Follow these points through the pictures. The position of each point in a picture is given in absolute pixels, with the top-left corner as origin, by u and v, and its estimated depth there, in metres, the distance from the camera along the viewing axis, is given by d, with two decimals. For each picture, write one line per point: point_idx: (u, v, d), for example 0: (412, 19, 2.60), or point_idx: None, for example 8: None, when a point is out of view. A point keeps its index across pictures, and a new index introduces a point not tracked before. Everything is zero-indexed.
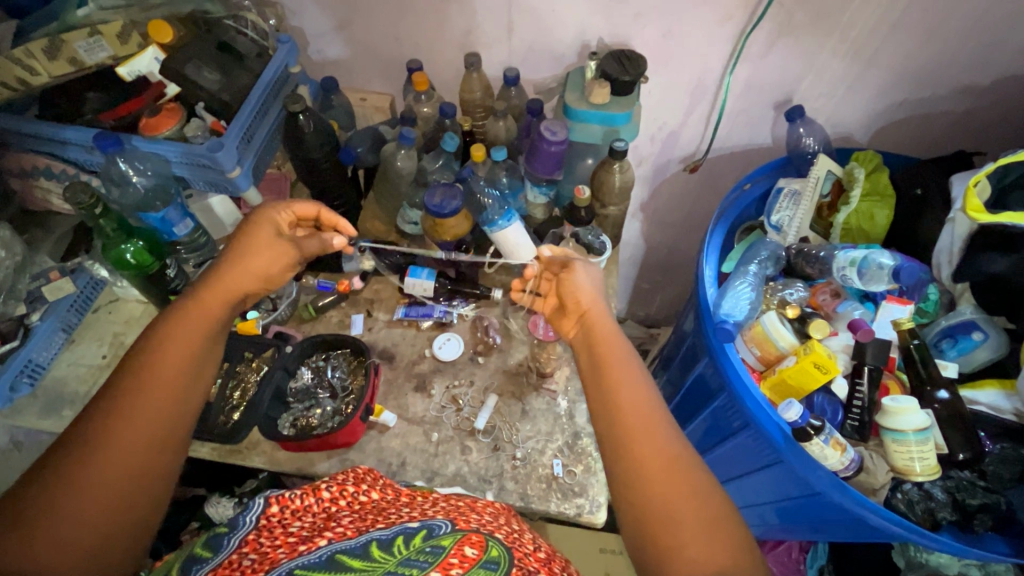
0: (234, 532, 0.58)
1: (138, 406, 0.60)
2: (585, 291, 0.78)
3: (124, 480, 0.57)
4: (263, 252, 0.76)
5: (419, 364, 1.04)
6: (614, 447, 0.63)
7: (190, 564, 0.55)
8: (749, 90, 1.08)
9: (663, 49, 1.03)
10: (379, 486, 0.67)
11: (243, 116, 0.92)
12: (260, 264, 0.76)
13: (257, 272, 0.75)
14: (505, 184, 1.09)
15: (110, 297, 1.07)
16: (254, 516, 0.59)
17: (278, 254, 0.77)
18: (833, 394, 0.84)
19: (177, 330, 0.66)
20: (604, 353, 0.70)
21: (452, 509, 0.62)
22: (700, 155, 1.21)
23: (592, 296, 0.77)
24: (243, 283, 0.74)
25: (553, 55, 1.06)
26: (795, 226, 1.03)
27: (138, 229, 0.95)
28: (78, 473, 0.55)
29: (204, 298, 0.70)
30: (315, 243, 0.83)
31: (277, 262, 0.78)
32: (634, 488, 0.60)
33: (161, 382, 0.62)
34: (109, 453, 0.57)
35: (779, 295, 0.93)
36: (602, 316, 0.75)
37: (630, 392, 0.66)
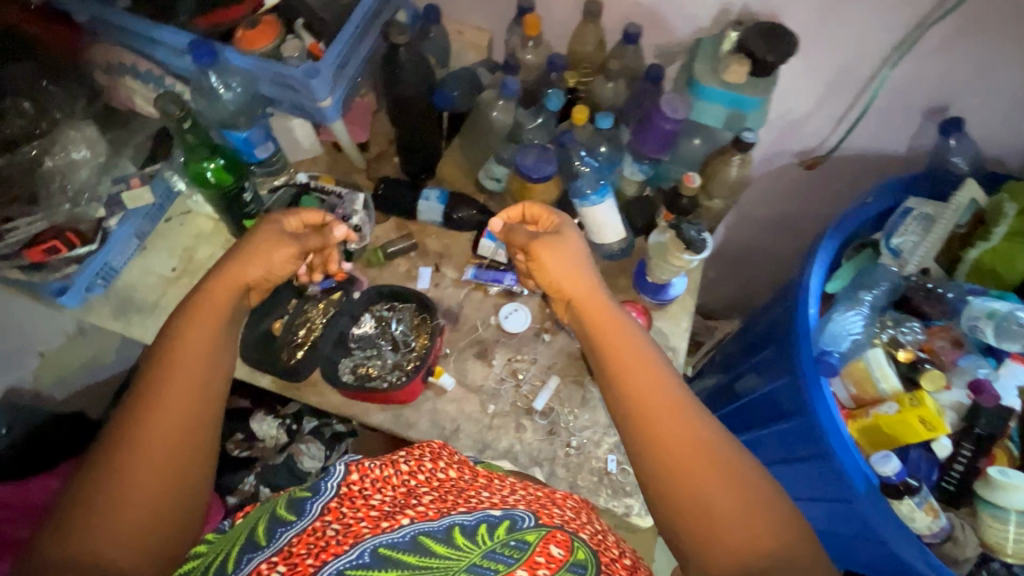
0: (315, 496, 0.57)
1: (162, 392, 0.57)
2: (569, 259, 0.73)
3: (157, 474, 0.54)
4: (262, 245, 0.69)
5: (482, 331, 1.00)
6: (645, 441, 0.60)
7: (274, 524, 0.55)
8: (903, 89, 0.94)
9: (816, 27, 0.90)
10: (456, 463, 0.66)
11: (342, 41, 0.84)
12: (262, 258, 0.68)
13: (263, 261, 0.68)
14: (603, 155, 1.00)
15: (183, 209, 1.06)
16: (335, 482, 0.59)
17: (275, 246, 0.70)
18: (931, 452, 0.76)
19: (194, 320, 0.62)
20: (612, 341, 0.67)
21: (534, 499, 0.60)
22: (821, 152, 1.08)
23: (578, 269, 0.73)
24: (248, 268, 0.67)
25: (685, 16, 0.93)
26: (918, 256, 0.93)
27: (222, 146, 0.91)
28: (116, 463, 0.54)
29: (222, 273, 0.66)
30: (316, 239, 0.74)
31: (279, 257, 0.70)
32: (677, 477, 0.58)
33: (179, 366, 0.59)
34: (141, 437, 0.55)
35: (891, 334, 0.83)
36: (592, 296, 0.71)
37: (642, 375, 0.63)
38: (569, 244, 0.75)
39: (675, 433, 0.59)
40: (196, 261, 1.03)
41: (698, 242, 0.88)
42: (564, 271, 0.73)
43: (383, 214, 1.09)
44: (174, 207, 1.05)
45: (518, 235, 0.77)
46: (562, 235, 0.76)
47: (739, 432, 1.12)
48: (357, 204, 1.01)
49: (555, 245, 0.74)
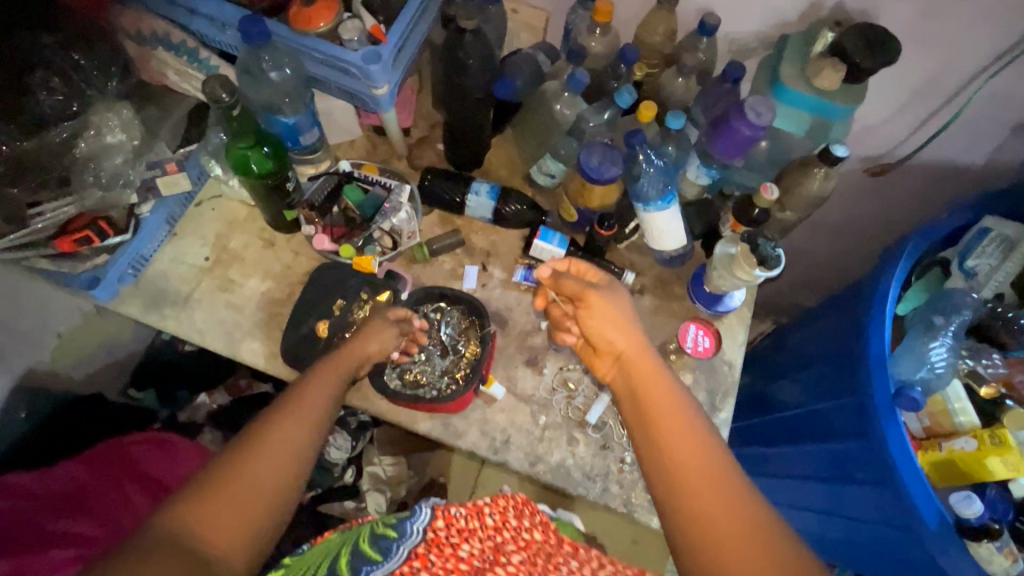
0: (401, 539, 0.62)
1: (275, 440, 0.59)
2: (617, 318, 0.69)
3: (244, 513, 0.54)
4: (370, 327, 0.79)
5: (532, 337, 0.96)
6: (681, 513, 0.57)
7: (362, 561, 0.61)
8: (995, 102, 0.88)
9: (913, 31, 0.83)
10: (539, 524, 0.71)
11: (404, 23, 0.77)
12: (376, 341, 0.79)
13: (377, 344, 0.79)
14: (671, 156, 0.93)
15: (213, 193, 0.99)
16: (421, 526, 0.64)
17: (381, 331, 0.80)
18: (1006, 491, 0.74)
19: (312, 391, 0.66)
20: (656, 408, 0.63)
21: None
22: (892, 160, 1.03)
23: (631, 337, 0.68)
24: (369, 344, 0.78)
25: (771, 9, 0.86)
26: (995, 281, 0.90)
27: (264, 132, 0.82)
28: (241, 465, 0.56)
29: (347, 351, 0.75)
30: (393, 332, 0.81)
31: (389, 336, 0.81)
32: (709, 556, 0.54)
33: (306, 402, 0.65)
34: (268, 449, 0.59)
35: (969, 365, 0.80)
36: (644, 356, 0.67)
37: (693, 453, 0.59)
38: (616, 298, 0.71)
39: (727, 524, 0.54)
40: (229, 250, 0.96)
41: (772, 260, 0.85)
42: (617, 329, 0.69)
43: (428, 207, 1.02)
44: (204, 190, 0.99)
45: (568, 282, 0.72)
46: (614, 289, 0.72)
47: (779, 441, 1.10)
48: (405, 195, 0.94)
49: (606, 300, 0.70)
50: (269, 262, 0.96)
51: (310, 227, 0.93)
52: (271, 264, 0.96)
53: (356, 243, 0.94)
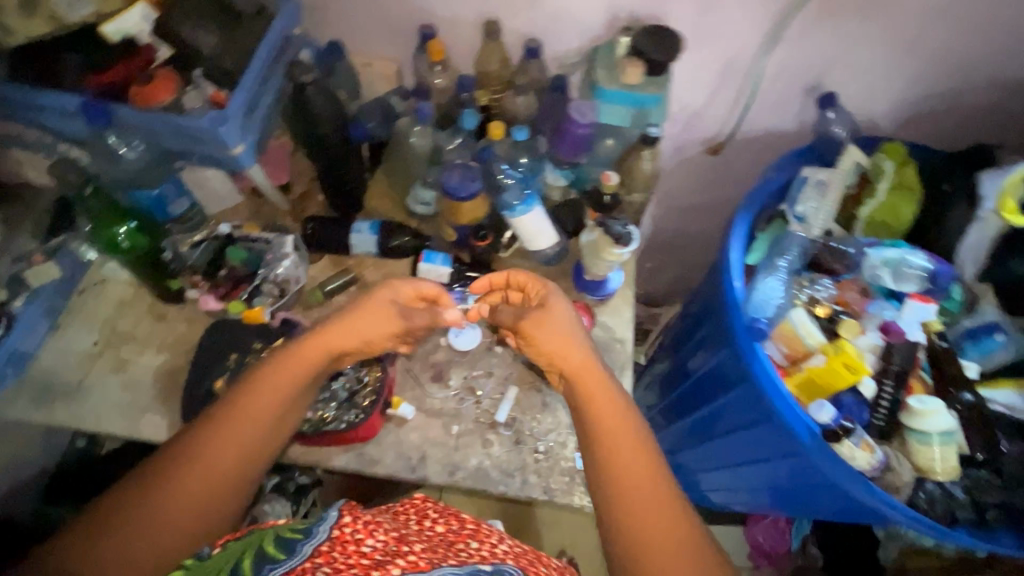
0: (307, 538, 0.63)
1: (224, 443, 0.70)
2: (557, 332, 0.78)
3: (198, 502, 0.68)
4: (360, 319, 0.77)
5: (435, 354, 1.00)
6: (606, 477, 0.71)
7: (262, 562, 0.61)
8: (779, 74, 1.04)
9: (696, 27, 0.98)
10: (441, 517, 0.72)
11: (246, 84, 0.82)
12: (362, 328, 0.77)
13: (357, 334, 0.77)
14: (525, 165, 1.04)
15: (97, 278, 1.00)
16: (326, 528, 0.64)
17: (376, 320, 0.78)
18: (859, 395, 0.82)
19: (264, 392, 0.72)
20: (594, 400, 0.75)
21: (522, 554, 0.68)
22: (722, 137, 1.17)
23: (572, 344, 0.77)
24: (339, 342, 0.76)
25: (580, 27, 0.99)
26: (820, 219, 1.02)
27: (130, 209, 0.92)
28: (176, 475, 0.68)
29: (300, 351, 0.75)
30: (423, 316, 0.81)
31: (373, 328, 0.78)
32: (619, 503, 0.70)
33: (243, 414, 0.72)
34: (201, 464, 0.69)
35: (808, 292, 0.90)
36: (588, 368, 0.76)
37: (627, 448, 0.72)
38: (558, 321, 0.79)
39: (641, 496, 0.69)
40: (120, 331, 0.97)
41: (625, 236, 0.93)
42: (560, 345, 0.77)
43: (316, 253, 1.06)
44: (86, 278, 0.99)
45: (506, 314, 0.83)
46: (549, 309, 0.80)
47: (693, 407, 1.19)
48: (287, 246, 0.98)
49: (558, 320, 0.78)
50: (161, 334, 0.97)
51: (196, 291, 0.96)
52: (164, 335, 0.97)
53: (244, 297, 0.96)
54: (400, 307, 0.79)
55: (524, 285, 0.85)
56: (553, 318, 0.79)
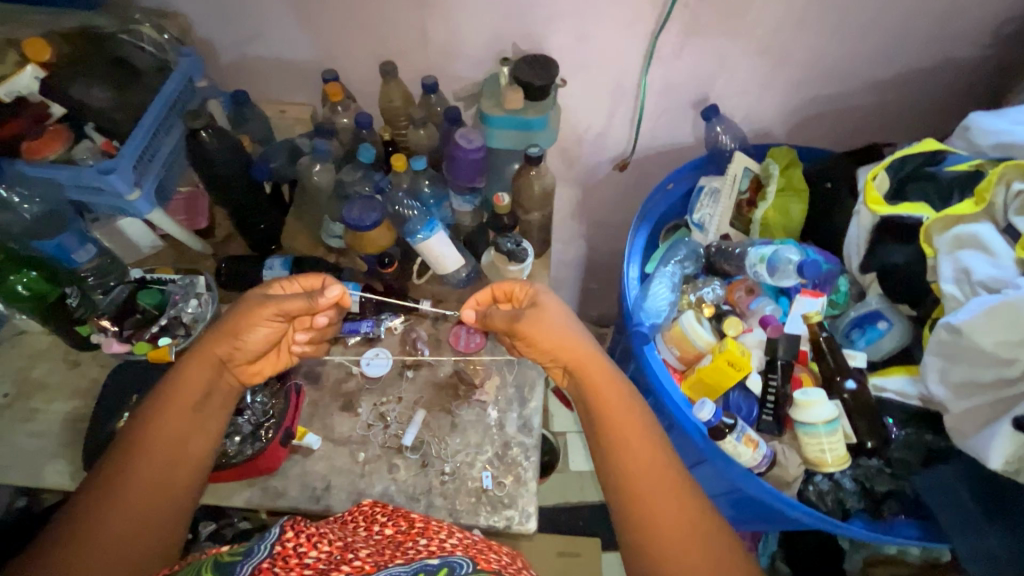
0: (247, 559, 0.60)
1: (131, 478, 0.66)
2: (553, 330, 0.72)
3: (123, 540, 0.63)
4: (245, 320, 0.75)
5: (346, 382, 1.01)
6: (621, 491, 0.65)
7: None
8: (666, 90, 1.08)
9: (577, 53, 1.03)
10: (391, 521, 0.71)
11: (139, 135, 0.88)
12: (245, 328, 0.76)
13: (235, 334, 0.75)
14: (428, 194, 1.08)
15: (14, 330, 1.02)
16: (269, 544, 0.62)
17: (261, 320, 0.76)
18: (748, 391, 0.84)
19: (161, 419, 0.70)
20: (604, 401, 0.69)
21: (471, 545, 0.65)
22: (628, 154, 1.21)
23: (570, 339, 0.72)
24: (214, 347, 0.75)
25: (470, 62, 1.05)
26: (715, 224, 1.05)
27: (31, 259, 0.91)
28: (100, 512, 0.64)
29: (184, 372, 0.73)
30: (300, 297, 0.76)
31: (255, 319, 0.75)
32: (641, 518, 0.63)
33: (149, 439, 0.68)
34: (120, 497, 0.65)
35: (696, 294, 0.93)
36: (594, 360, 0.71)
37: (636, 454, 0.66)
38: (554, 320, 0.73)
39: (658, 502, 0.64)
40: (32, 380, 0.98)
41: (517, 252, 0.96)
42: (559, 346, 0.72)
43: (232, 292, 1.09)
44: (3, 331, 1.01)
45: (496, 316, 0.76)
46: (541, 308, 0.75)
47: None
48: (201, 286, 1.00)
49: (540, 316, 0.73)
50: (73, 381, 0.98)
51: (101, 335, 0.95)
52: (76, 381, 0.98)
53: (149, 336, 0.96)
54: (279, 298, 0.76)
55: (511, 294, 0.81)
56: (551, 317, 0.73)
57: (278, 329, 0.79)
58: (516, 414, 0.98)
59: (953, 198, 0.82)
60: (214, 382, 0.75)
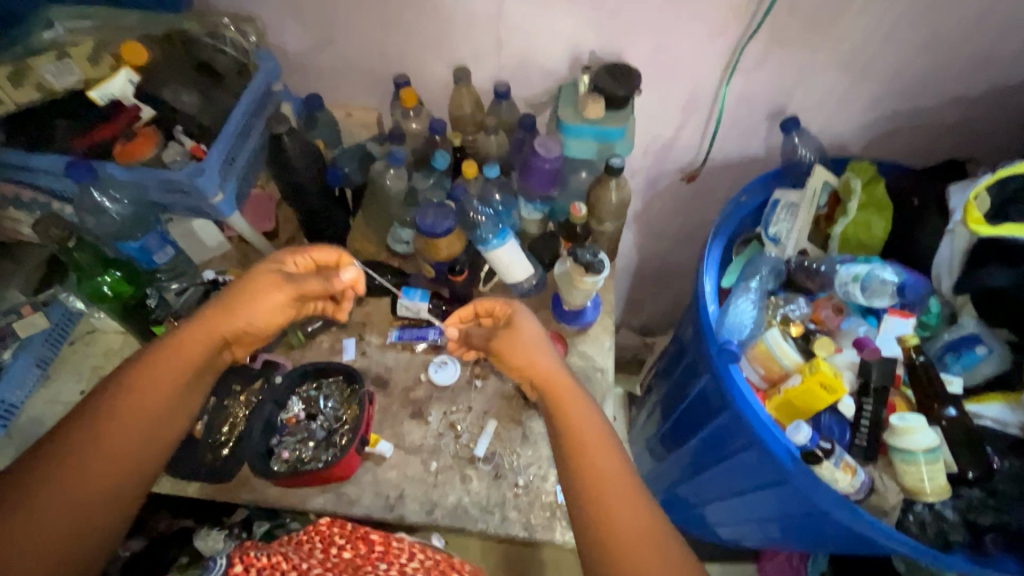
0: None
1: (111, 428, 0.65)
2: (528, 353, 0.74)
3: (63, 525, 0.61)
4: (257, 298, 0.76)
5: (415, 390, 1.00)
6: (581, 490, 0.64)
7: None
8: (742, 102, 1.06)
9: (656, 63, 1.01)
10: (350, 541, 0.76)
11: (224, 138, 0.87)
12: (256, 307, 0.76)
13: (251, 315, 0.76)
14: (498, 202, 1.06)
15: (87, 328, 1.03)
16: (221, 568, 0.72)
17: (269, 300, 0.77)
18: (839, 414, 0.82)
19: (155, 376, 0.69)
20: (564, 417, 0.69)
21: (432, 565, 0.75)
22: (696, 164, 1.19)
23: (540, 364, 0.73)
24: (224, 323, 0.75)
25: (544, 69, 1.04)
26: (793, 239, 1.02)
27: (115, 259, 0.94)
28: (81, 451, 0.63)
29: (178, 345, 0.71)
30: (316, 279, 0.80)
31: (267, 298, 0.76)
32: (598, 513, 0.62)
33: (144, 388, 0.68)
34: (101, 443, 0.64)
35: (782, 312, 0.91)
36: (560, 380, 0.72)
37: (603, 458, 0.66)
38: (530, 334, 0.76)
39: (632, 515, 0.62)
40: None
41: (595, 263, 0.94)
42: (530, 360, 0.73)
43: None
44: (77, 328, 1.02)
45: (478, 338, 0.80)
46: (516, 327, 0.77)
47: (682, 436, 1.17)
48: None
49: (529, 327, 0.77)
50: None
51: None
52: None
53: None
54: (296, 280, 0.78)
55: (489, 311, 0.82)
56: (525, 340, 0.75)
57: (289, 311, 0.80)
58: None
59: None
60: (214, 356, 0.75)
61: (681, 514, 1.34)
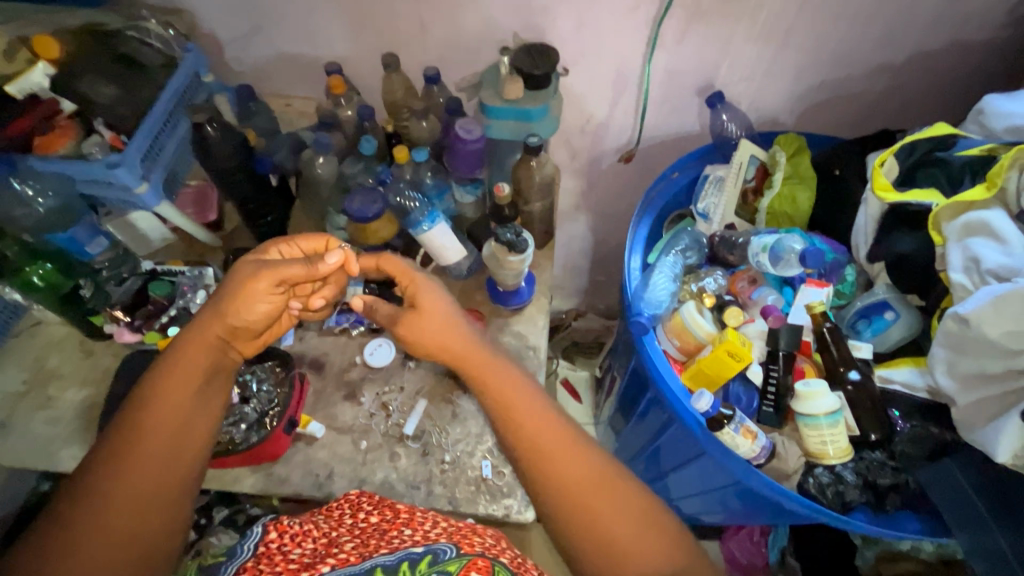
0: (233, 559, 0.69)
1: (140, 447, 0.65)
2: (421, 317, 0.76)
3: (128, 536, 0.62)
4: (241, 295, 0.72)
5: (349, 372, 1.02)
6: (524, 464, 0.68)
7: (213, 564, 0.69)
8: (670, 77, 1.06)
9: (579, 41, 1.02)
10: (379, 507, 0.72)
11: (145, 129, 0.89)
12: (240, 303, 0.72)
13: (234, 311, 0.72)
14: (430, 185, 1.08)
15: (31, 321, 1.06)
16: (253, 544, 0.70)
17: (259, 294, 0.73)
18: (749, 381, 0.83)
19: (165, 396, 0.67)
20: (489, 388, 0.72)
21: (455, 531, 0.67)
22: (633, 145, 1.19)
23: (447, 328, 0.75)
24: (211, 324, 0.71)
25: (470, 51, 1.05)
26: (720, 214, 1.03)
27: (43, 251, 0.96)
28: (118, 473, 0.63)
29: (184, 360, 0.70)
30: (298, 265, 0.74)
31: (251, 293, 0.72)
32: (548, 484, 0.66)
33: (164, 406, 0.67)
34: (134, 464, 0.64)
35: (697, 285, 0.92)
36: (471, 351, 0.74)
37: (537, 420, 0.69)
38: (436, 315, 0.76)
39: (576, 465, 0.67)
40: (47, 369, 1.01)
41: (518, 242, 0.95)
42: (445, 342, 0.75)
43: None
44: (21, 322, 1.05)
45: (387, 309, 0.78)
46: (425, 289, 0.78)
47: (629, 414, 1.19)
48: (207, 278, 1.02)
49: (425, 321, 0.75)
50: (88, 370, 1.01)
51: (113, 325, 0.99)
52: (90, 371, 1.01)
53: (159, 325, 0.99)
54: (278, 266, 0.73)
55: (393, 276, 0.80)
56: (430, 308, 0.76)
57: (276, 301, 0.75)
58: None
59: (964, 183, 0.79)
60: (220, 361, 0.73)
61: None
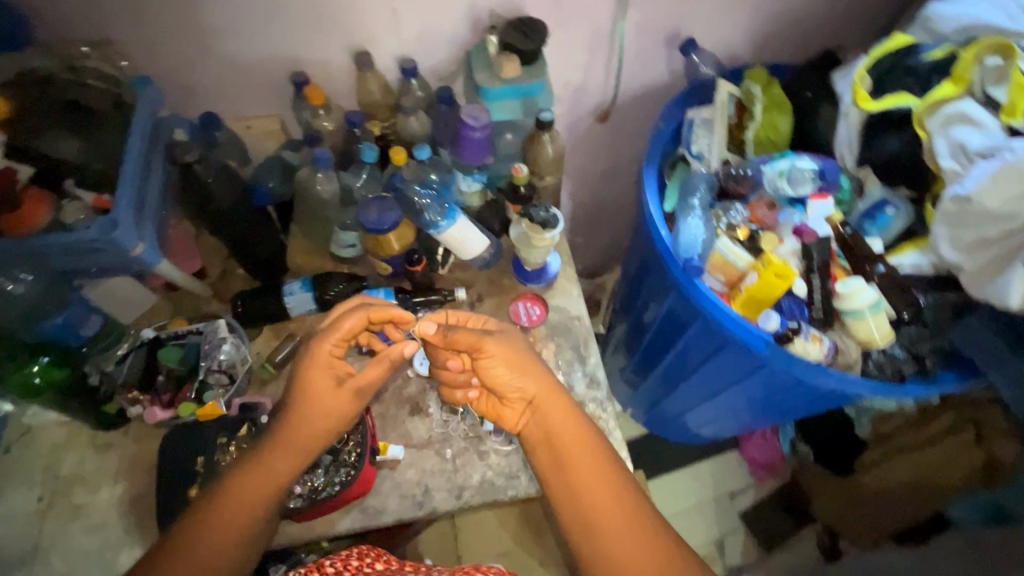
0: None
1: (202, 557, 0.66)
2: (512, 360, 0.76)
3: None
4: (315, 404, 0.73)
5: (406, 387, 0.98)
6: (578, 518, 0.69)
7: None
8: (640, 32, 1.10)
9: (555, 10, 1.01)
10: (385, 559, 0.75)
11: (128, 183, 0.79)
12: (318, 413, 0.73)
13: (319, 421, 0.73)
14: (436, 181, 1.03)
15: (21, 429, 0.91)
16: None
17: (327, 395, 0.73)
18: (796, 296, 0.92)
19: (232, 507, 0.68)
20: (563, 437, 0.73)
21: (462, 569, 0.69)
22: (608, 103, 1.23)
23: (538, 379, 0.76)
24: (308, 431, 0.72)
25: (446, 36, 1.00)
26: (716, 152, 1.06)
27: (38, 343, 0.85)
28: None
29: (264, 466, 0.71)
30: (375, 369, 0.75)
31: (325, 398, 0.73)
32: (593, 538, 0.68)
33: (228, 517, 0.68)
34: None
35: (725, 220, 0.98)
36: (552, 398, 0.75)
37: (596, 478, 0.70)
38: (515, 342, 0.78)
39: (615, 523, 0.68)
40: (63, 477, 0.88)
41: (549, 218, 0.97)
42: (523, 376, 0.75)
43: (252, 329, 1.00)
44: (9, 433, 0.90)
45: (460, 334, 0.77)
46: (506, 334, 0.79)
47: (656, 357, 1.24)
48: (221, 330, 0.92)
49: (503, 347, 0.76)
50: (113, 464, 0.89)
51: (137, 407, 0.88)
52: (116, 464, 0.89)
53: (192, 395, 0.90)
54: (356, 377, 0.74)
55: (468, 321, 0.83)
56: (510, 352, 0.77)
57: (347, 403, 0.74)
58: (580, 372, 1.01)
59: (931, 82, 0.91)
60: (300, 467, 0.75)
61: (666, 425, 1.47)
